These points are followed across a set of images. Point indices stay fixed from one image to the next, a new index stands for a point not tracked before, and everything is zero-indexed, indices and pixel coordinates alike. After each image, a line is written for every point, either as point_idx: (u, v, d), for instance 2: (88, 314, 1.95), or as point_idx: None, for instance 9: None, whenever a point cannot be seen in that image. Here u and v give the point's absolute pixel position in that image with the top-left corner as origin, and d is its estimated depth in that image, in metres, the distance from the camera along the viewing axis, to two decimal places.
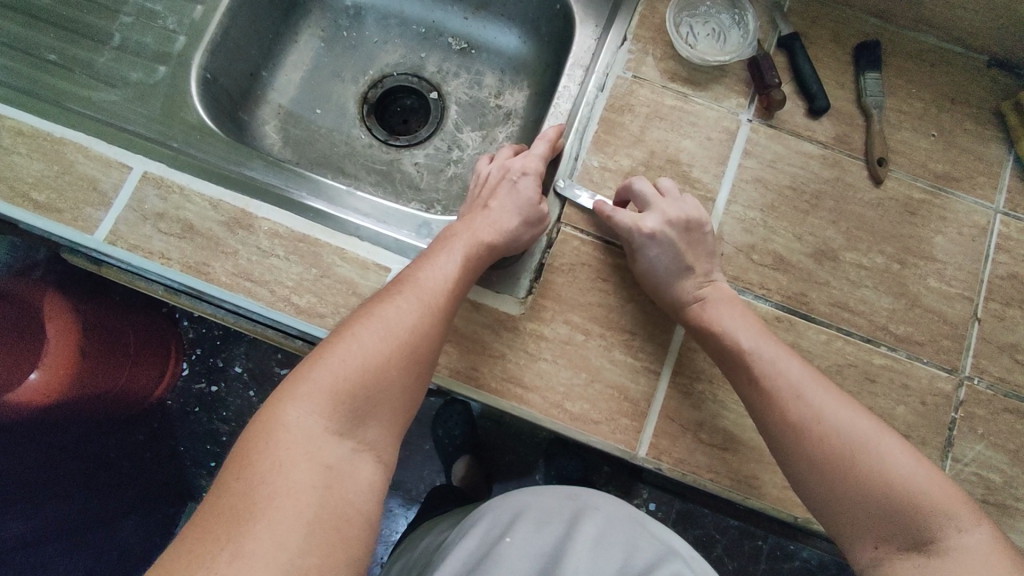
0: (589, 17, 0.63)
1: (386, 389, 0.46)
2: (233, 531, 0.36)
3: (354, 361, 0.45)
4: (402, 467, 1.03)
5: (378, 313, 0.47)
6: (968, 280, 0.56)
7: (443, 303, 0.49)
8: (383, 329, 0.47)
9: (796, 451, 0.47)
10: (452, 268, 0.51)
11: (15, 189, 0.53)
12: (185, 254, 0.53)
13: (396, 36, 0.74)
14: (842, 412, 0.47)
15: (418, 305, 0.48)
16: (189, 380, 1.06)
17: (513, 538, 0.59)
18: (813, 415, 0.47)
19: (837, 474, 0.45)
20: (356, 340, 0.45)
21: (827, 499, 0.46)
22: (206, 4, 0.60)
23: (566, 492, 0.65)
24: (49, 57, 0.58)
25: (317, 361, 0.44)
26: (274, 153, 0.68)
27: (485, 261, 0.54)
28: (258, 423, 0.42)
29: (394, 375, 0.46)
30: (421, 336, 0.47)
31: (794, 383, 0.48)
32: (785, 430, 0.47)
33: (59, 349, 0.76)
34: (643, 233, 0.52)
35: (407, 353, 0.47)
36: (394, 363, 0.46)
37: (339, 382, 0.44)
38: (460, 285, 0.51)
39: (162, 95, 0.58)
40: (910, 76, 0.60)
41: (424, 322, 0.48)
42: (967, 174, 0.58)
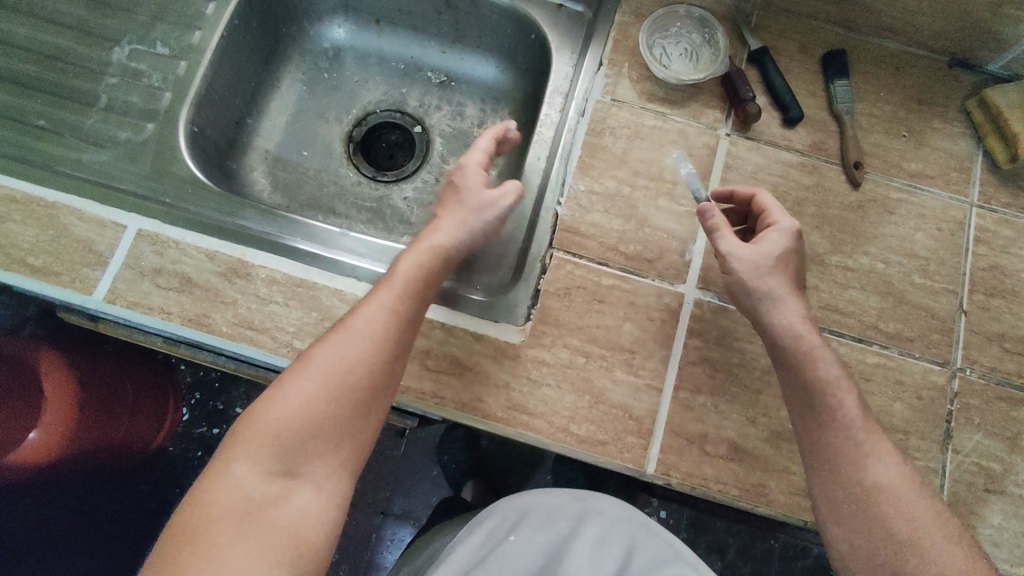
0: (564, 46, 0.65)
1: (328, 420, 0.45)
2: (166, 553, 0.40)
3: (291, 403, 0.45)
4: (409, 496, 1.01)
5: (322, 345, 0.47)
6: (951, 275, 0.57)
7: (386, 328, 0.48)
8: (318, 367, 0.46)
9: (843, 509, 0.46)
10: (392, 295, 0.49)
11: (11, 256, 0.53)
12: (185, 308, 0.53)
13: (377, 73, 0.75)
14: (913, 493, 0.45)
15: (354, 341, 0.47)
16: (190, 426, 1.04)
17: (517, 537, 0.60)
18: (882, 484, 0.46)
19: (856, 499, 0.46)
20: (297, 374, 0.46)
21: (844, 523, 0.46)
22: (189, 59, 0.62)
23: (574, 492, 0.64)
24: (37, 122, 0.59)
25: (263, 400, 0.45)
26: (264, 199, 0.69)
27: (434, 282, 0.52)
28: (211, 467, 0.44)
29: (333, 411, 0.45)
30: (358, 372, 0.46)
31: (860, 451, 0.47)
32: (849, 496, 0.46)
33: (58, 405, 0.75)
34: (791, 227, 0.52)
35: (347, 388, 0.46)
36: (332, 399, 0.45)
37: (277, 426, 0.44)
38: (404, 313, 0.49)
39: (152, 152, 0.59)
40: (878, 81, 0.62)
41: (361, 356, 0.46)
42: (941, 171, 0.60)
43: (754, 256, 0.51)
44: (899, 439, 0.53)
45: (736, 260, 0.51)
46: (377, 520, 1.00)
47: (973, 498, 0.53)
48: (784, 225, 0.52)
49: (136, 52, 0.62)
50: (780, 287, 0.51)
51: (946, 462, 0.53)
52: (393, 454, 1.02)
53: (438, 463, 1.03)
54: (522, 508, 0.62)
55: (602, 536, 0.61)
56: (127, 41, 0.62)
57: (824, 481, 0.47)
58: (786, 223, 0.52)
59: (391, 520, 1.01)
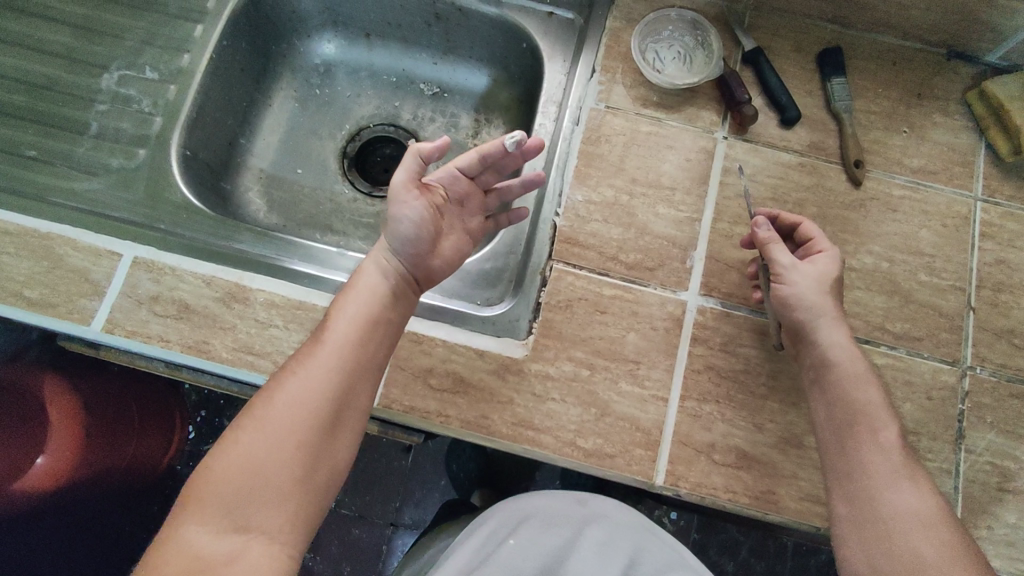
0: (557, 53, 0.65)
1: (283, 463, 0.42)
2: None
3: (235, 456, 0.42)
4: (420, 506, 1.00)
5: (275, 385, 0.45)
6: (958, 271, 0.56)
7: (341, 358, 0.46)
8: (263, 414, 0.44)
9: (855, 525, 0.46)
10: (339, 327, 0.48)
11: (6, 289, 0.53)
12: (183, 335, 0.53)
13: (369, 87, 0.75)
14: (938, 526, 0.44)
15: (296, 380, 0.45)
16: (198, 443, 1.03)
17: (518, 539, 0.58)
18: (903, 510, 0.45)
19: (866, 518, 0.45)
20: (250, 420, 0.43)
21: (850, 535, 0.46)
22: (178, 83, 0.62)
23: (574, 496, 0.63)
24: (29, 152, 0.59)
25: (216, 453, 0.43)
26: (260, 219, 0.68)
27: (384, 308, 0.49)
28: (160, 541, 0.40)
29: (279, 456, 0.42)
30: (301, 412, 0.44)
31: (882, 474, 0.46)
32: (864, 517, 0.45)
33: (62, 433, 0.74)
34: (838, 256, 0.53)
35: (292, 430, 0.43)
36: (277, 444, 0.43)
37: (222, 482, 0.41)
38: (350, 344, 0.47)
39: (145, 179, 0.59)
40: (875, 77, 0.61)
41: (306, 394, 0.44)
42: (943, 166, 0.59)
43: (810, 272, 0.52)
44: (910, 440, 0.53)
45: (797, 271, 0.52)
46: (388, 531, 0.99)
47: (988, 498, 0.52)
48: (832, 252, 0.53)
49: (125, 78, 0.62)
50: (832, 306, 0.51)
51: (959, 462, 0.52)
52: (402, 465, 1.01)
53: (447, 473, 1.01)
54: (523, 511, 0.61)
55: (605, 539, 0.60)
56: (116, 67, 0.62)
57: (842, 501, 0.47)
58: (833, 251, 0.53)
59: (402, 531, 0.99)
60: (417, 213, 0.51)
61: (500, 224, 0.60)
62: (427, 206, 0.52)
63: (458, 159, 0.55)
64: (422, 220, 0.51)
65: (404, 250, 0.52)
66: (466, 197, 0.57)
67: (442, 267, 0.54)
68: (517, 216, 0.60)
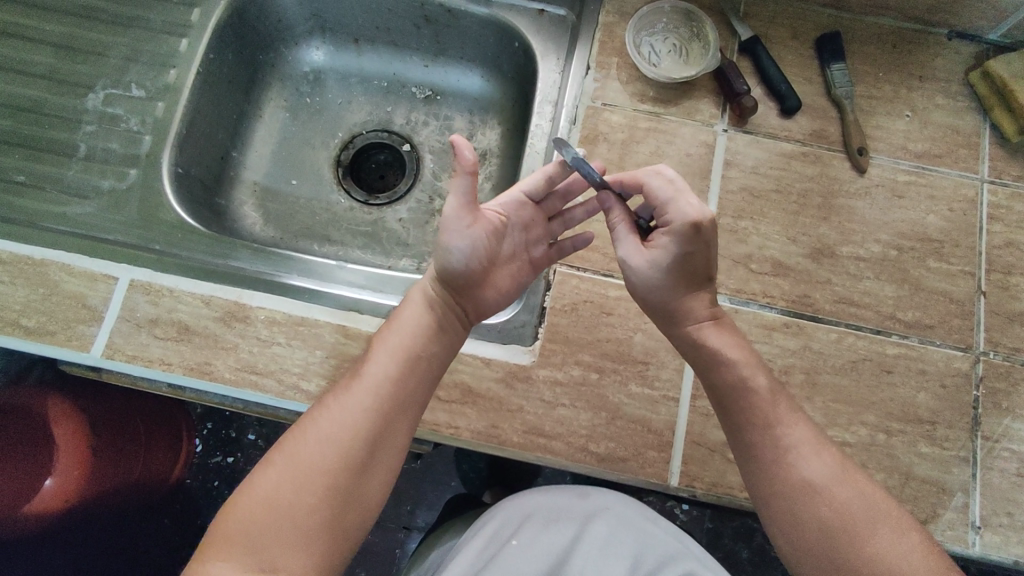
0: (550, 52, 0.63)
1: (310, 504, 0.43)
2: None
3: (266, 489, 0.43)
4: (433, 509, 0.99)
5: (312, 422, 0.46)
6: (967, 255, 0.56)
7: (377, 398, 0.46)
8: (295, 451, 0.44)
9: (774, 494, 0.47)
10: (379, 362, 0.47)
11: (3, 318, 0.52)
12: (185, 358, 0.52)
13: (360, 94, 0.74)
14: (846, 483, 0.46)
15: (333, 417, 0.45)
16: (205, 455, 0.99)
17: (520, 540, 0.57)
18: (814, 478, 0.46)
19: (783, 487, 0.47)
20: (285, 458, 0.44)
21: (774, 506, 0.47)
22: (166, 100, 0.61)
23: (575, 490, 0.62)
24: (19, 178, 0.58)
25: (251, 486, 0.44)
26: (256, 232, 0.67)
27: (422, 342, 0.48)
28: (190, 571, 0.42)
29: (307, 495, 0.43)
30: (332, 452, 0.44)
31: (789, 444, 0.47)
32: (778, 491, 0.47)
33: (70, 457, 0.73)
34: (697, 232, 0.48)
35: (322, 470, 0.44)
36: (307, 485, 0.43)
37: (253, 514, 0.42)
38: (388, 381, 0.46)
39: (137, 200, 0.58)
40: (875, 61, 0.60)
41: (339, 433, 0.45)
42: (948, 149, 0.58)
43: (648, 263, 0.50)
44: (926, 430, 0.52)
45: (631, 266, 0.50)
46: (401, 535, 0.98)
47: (1006, 484, 0.51)
48: (679, 227, 0.48)
49: (111, 96, 0.60)
50: (682, 292, 0.50)
51: (977, 450, 0.52)
52: (411, 468, 1.00)
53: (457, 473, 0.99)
54: (525, 509, 0.60)
55: (609, 535, 0.58)
56: (101, 86, 0.61)
57: (758, 473, 0.47)
58: (678, 223, 0.48)
59: (415, 534, 0.99)
60: (470, 241, 0.48)
61: (563, 251, 0.54)
62: (481, 234, 0.49)
63: (522, 183, 0.53)
64: (473, 252, 0.49)
65: (451, 281, 0.50)
66: (527, 222, 0.54)
67: (493, 299, 0.53)
68: (582, 242, 0.54)
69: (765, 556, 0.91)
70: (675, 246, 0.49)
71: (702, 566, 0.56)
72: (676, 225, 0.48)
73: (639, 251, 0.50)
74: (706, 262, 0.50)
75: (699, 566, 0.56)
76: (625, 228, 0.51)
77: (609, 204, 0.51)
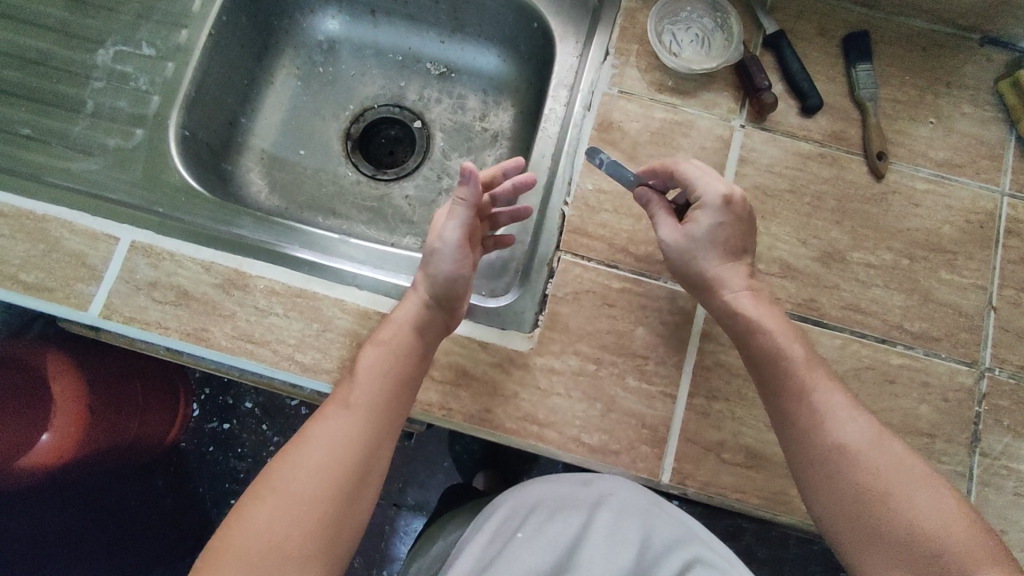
0: (569, 34, 0.62)
1: (306, 537, 0.42)
2: None
3: (259, 528, 0.42)
4: (424, 488, 0.99)
5: (299, 454, 0.45)
6: (980, 269, 0.54)
7: (366, 423, 0.47)
8: (284, 483, 0.44)
9: (810, 459, 0.45)
10: (365, 388, 0.47)
11: (3, 272, 0.52)
12: (182, 322, 0.51)
13: (374, 66, 0.72)
14: (879, 449, 0.45)
15: (322, 450, 0.45)
16: (201, 420, 1.00)
17: (525, 533, 0.56)
18: (849, 443, 0.45)
19: (823, 453, 0.45)
20: (275, 492, 0.44)
21: (811, 470, 0.45)
22: (176, 60, 0.60)
23: (579, 477, 0.60)
24: (24, 131, 0.57)
25: (239, 524, 0.43)
26: (262, 200, 0.66)
27: (411, 365, 0.49)
28: None
29: (301, 529, 0.42)
30: (325, 481, 0.44)
31: (828, 410, 0.46)
32: (811, 453, 0.46)
33: (65, 411, 0.72)
34: (723, 199, 0.50)
35: (315, 502, 0.43)
36: (301, 516, 0.43)
37: (245, 556, 0.41)
38: (379, 409, 0.47)
39: (143, 160, 0.57)
40: (902, 63, 0.58)
41: (329, 462, 0.45)
42: (970, 159, 0.57)
43: (689, 238, 0.51)
44: (924, 443, 0.51)
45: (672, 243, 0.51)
46: (391, 512, 0.99)
47: (1002, 502, 0.51)
48: (710, 197, 0.50)
49: (121, 54, 0.60)
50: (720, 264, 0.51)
51: (974, 466, 0.51)
52: (404, 446, 1.00)
53: (450, 454, 1.00)
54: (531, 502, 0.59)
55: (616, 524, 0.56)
56: (112, 42, 0.60)
57: (792, 435, 0.47)
58: (710, 194, 0.50)
59: (405, 512, 0.99)
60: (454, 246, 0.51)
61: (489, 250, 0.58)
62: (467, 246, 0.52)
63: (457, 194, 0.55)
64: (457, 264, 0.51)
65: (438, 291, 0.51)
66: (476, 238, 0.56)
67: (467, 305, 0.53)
68: (503, 242, 0.58)
69: (750, 556, 0.91)
70: (714, 216, 0.50)
71: (708, 550, 0.53)
72: (709, 195, 0.50)
73: (672, 228, 0.52)
74: (742, 235, 0.51)
75: (705, 549, 0.54)
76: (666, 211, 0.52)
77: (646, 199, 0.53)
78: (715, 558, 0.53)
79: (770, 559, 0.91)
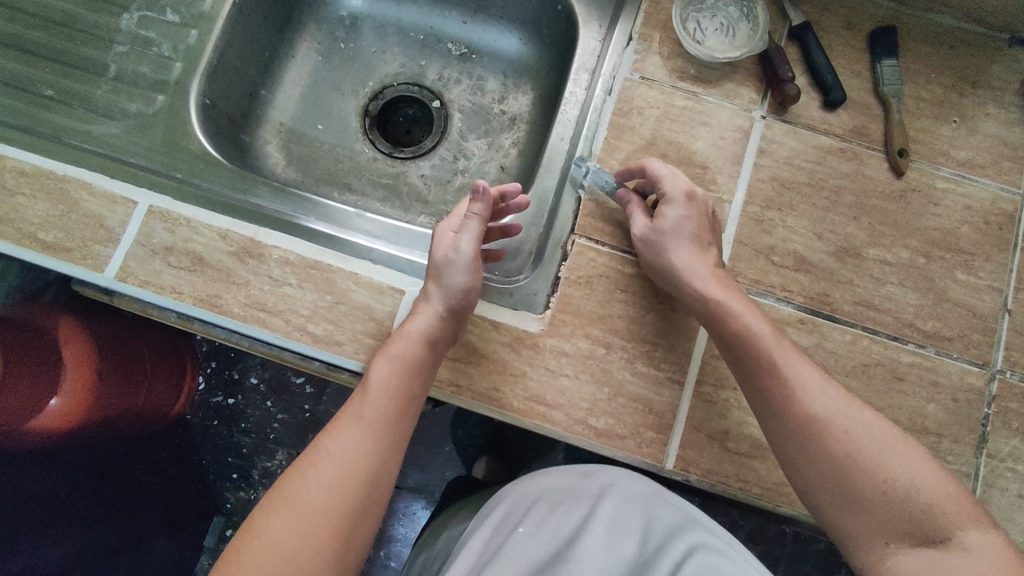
0: (592, 18, 0.62)
1: (317, 549, 0.42)
2: None
3: (269, 539, 0.42)
4: (424, 470, 0.99)
5: (307, 468, 0.45)
6: (997, 271, 0.54)
7: (374, 435, 0.47)
8: (294, 496, 0.44)
9: (792, 434, 0.45)
10: (373, 401, 0.48)
11: (21, 230, 0.52)
12: (197, 288, 0.52)
13: (395, 44, 0.72)
14: (854, 415, 0.45)
15: (333, 461, 0.46)
16: (207, 394, 1.02)
17: (526, 527, 0.55)
18: (822, 412, 0.45)
19: (802, 425, 0.45)
20: (283, 506, 0.43)
21: (791, 445, 0.45)
22: (200, 28, 0.60)
23: (579, 470, 0.61)
24: (46, 92, 0.58)
25: (249, 538, 0.42)
26: (278, 173, 0.67)
27: (419, 378, 0.49)
28: None
29: (312, 541, 0.42)
30: (333, 492, 0.44)
31: (802, 382, 0.46)
32: (792, 427, 0.45)
33: (74, 376, 0.72)
34: (683, 193, 0.52)
35: (326, 514, 0.43)
36: (311, 528, 0.42)
37: (256, 564, 0.41)
38: (386, 421, 0.48)
39: (162, 125, 0.58)
40: (928, 60, 0.58)
41: (338, 474, 0.45)
42: (992, 160, 0.56)
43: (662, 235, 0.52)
44: (931, 442, 0.51)
45: (644, 243, 0.52)
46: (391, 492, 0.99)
47: (1005, 504, 0.51)
48: (672, 191, 0.52)
49: (145, 19, 0.60)
50: (698, 261, 0.51)
51: (979, 467, 0.51)
52: None
53: (452, 437, 1.01)
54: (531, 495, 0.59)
55: (617, 513, 0.55)
56: (136, 7, 0.60)
57: (769, 412, 0.46)
58: (671, 188, 0.52)
59: (405, 493, 0.99)
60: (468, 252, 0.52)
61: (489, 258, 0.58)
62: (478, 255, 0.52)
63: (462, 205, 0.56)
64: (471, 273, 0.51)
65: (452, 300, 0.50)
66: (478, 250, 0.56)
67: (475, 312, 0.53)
68: (493, 257, 0.58)
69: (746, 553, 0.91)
70: (679, 210, 0.52)
71: (709, 536, 0.53)
72: (671, 190, 0.52)
73: (642, 225, 0.53)
74: (708, 229, 0.52)
75: (707, 535, 0.53)
76: (640, 214, 0.54)
77: (627, 201, 0.54)
78: (716, 542, 0.52)
79: (765, 556, 0.91)
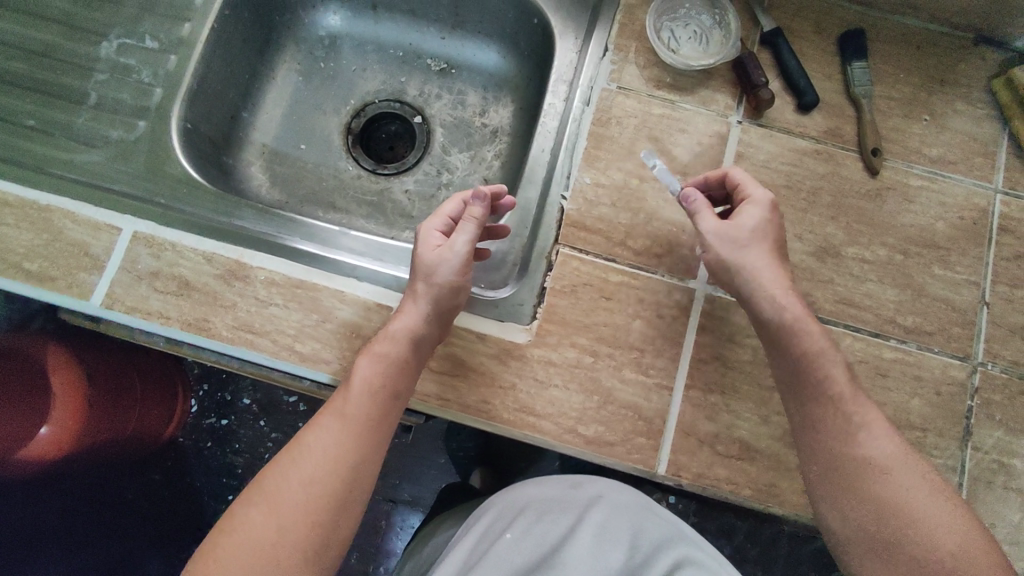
0: (568, 30, 0.63)
1: (295, 546, 0.43)
2: None
3: (249, 537, 0.43)
4: (419, 483, 0.99)
5: (289, 466, 0.46)
6: (973, 265, 0.55)
7: (356, 434, 0.47)
8: (275, 493, 0.45)
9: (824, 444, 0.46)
10: (356, 401, 0.47)
11: (5, 261, 0.52)
12: (183, 312, 0.52)
13: (374, 61, 0.73)
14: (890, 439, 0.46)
15: (316, 460, 0.46)
16: (199, 416, 1.00)
17: (514, 533, 0.55)
18: (859, 427, 0.46)
19: (835, 439, 0.46)
20: (264, 503, 0.44)
21: (822, 455, 0.46)
22: (179, 53, 0.60)
23: (568, 480, 0.61)
24: (28, 122, 0.58)
25: (231, 533, 0.43)
26: (263, 194, 0.67)
27: (403, 377, 0.49)
28: None
29: (290, 540, 0.43)
30: (312, 491, 0.45)
31: (841, 395, 0.47)
32: (824, 439, 0.46)
33: (64, 404, 0.71)
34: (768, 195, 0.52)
35: (306, 512, 0.44)
36: (290, 526, 0.43)
37: (234, 560, 0.42)
38: (370, 420, 0.48)
39: (144, 151, 0.58)
40: (897, 60, 0.59)
41: (319, 473, 0.45)
42: (964, 156, 0.57)
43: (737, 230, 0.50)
44: (916, 437, 0.52)
45: (720, 237, 0.51)
46: (387, 507, 0.99)
47: (991, 496, 0.51)
48: (758, 194, 0.51)
49: (124, 46, 0.60)
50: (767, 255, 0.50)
51: (965, 460, 0.52)
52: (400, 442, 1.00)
53: (446, 450, 1.00)
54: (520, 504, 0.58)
55: (606, 521, 0.55)
56: (115, 34, 0.60)
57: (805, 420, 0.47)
58: (758, 190, 0.52)
59: (400, 507, 0.99)
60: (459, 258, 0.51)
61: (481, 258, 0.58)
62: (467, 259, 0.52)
63: (449, 204, 0.55)
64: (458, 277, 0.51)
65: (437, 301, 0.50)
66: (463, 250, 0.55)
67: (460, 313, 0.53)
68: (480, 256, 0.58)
69: (743, 556, 0.91)
70: (761, 210, 0.51)
71: (694, 548, 0.53)
72: (757, 192, 0.52)
73: (712, 222, 0.51)
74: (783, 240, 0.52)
75: (692, 549, 0.53)
76: (710, 212, 0.51)
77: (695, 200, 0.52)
78: (702, 555, 0.53)
79: (761, 558, 0.91)
